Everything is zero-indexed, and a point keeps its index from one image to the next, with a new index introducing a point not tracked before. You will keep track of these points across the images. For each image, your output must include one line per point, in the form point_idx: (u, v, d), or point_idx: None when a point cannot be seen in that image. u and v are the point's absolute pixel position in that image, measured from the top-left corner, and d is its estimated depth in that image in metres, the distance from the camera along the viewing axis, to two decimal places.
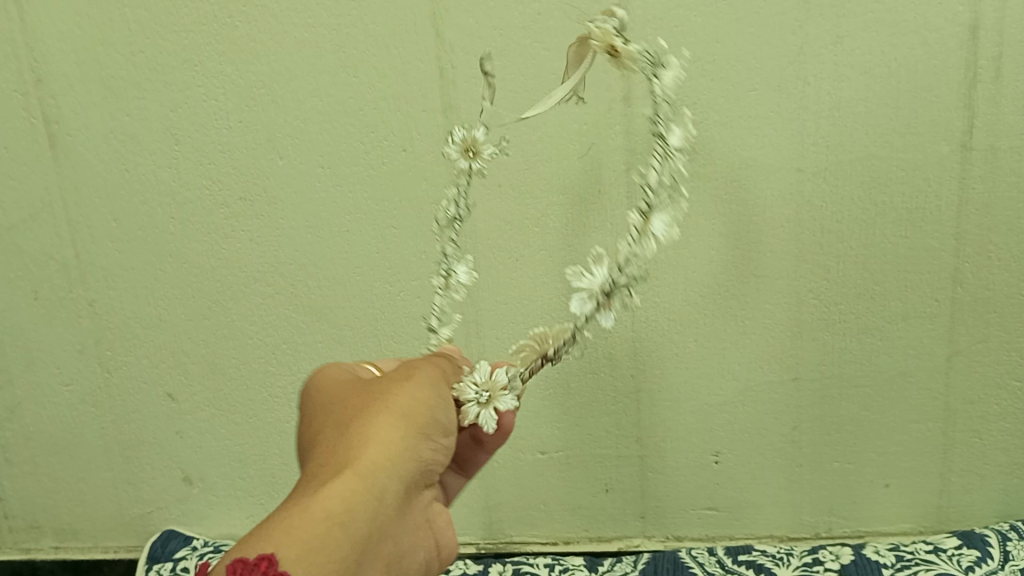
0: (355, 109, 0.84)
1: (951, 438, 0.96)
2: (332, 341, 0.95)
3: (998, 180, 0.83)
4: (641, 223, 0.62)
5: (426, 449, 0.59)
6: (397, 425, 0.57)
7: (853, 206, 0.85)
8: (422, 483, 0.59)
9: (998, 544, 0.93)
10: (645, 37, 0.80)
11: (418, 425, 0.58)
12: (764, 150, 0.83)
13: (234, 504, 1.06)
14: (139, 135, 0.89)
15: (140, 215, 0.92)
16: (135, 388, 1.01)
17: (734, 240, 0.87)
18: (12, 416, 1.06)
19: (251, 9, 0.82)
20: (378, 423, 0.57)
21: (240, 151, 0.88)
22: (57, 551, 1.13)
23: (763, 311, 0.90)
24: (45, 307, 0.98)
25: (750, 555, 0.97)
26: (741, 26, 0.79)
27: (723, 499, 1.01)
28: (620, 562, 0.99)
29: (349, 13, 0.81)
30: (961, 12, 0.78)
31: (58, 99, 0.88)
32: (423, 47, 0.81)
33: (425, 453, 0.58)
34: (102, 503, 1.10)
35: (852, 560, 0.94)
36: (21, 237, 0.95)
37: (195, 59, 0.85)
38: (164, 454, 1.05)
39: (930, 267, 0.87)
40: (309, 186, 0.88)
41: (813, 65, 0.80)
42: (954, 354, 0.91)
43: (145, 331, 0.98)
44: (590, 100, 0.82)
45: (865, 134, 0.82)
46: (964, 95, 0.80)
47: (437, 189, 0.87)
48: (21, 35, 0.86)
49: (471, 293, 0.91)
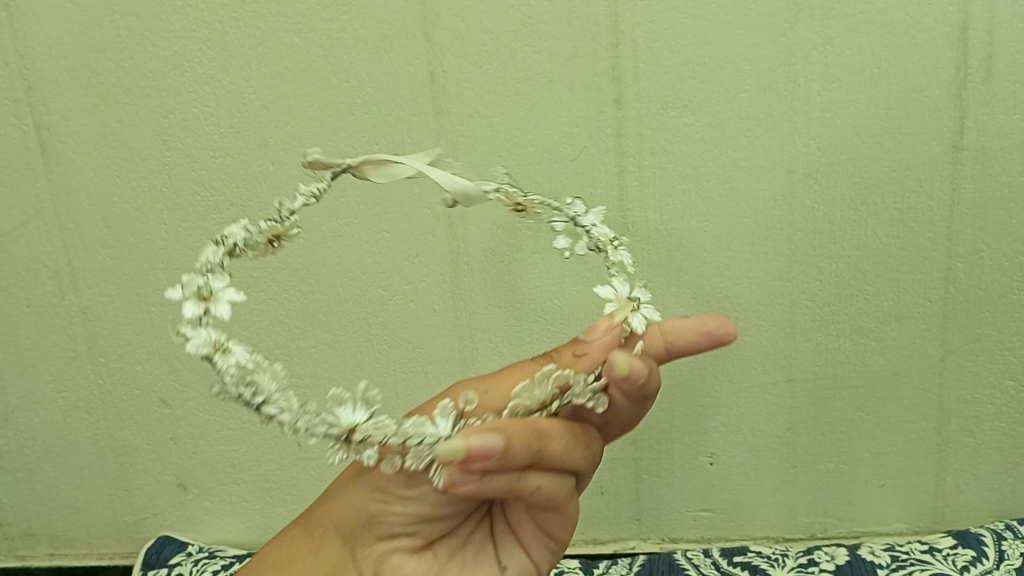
0: (346, 114, 0.84)
1: (945, 437, 0.96)
2: (326, 346, 0.95)
3: (989, 180, 0.83)
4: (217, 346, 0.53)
5: (375, 504, 0.57)
6: (355, 479, 0.60)
7: (845, 206, 0.85)
8: (383, 537, 0.57)
9: (992, 544, 0.93)
10: (635, 39, 0.80)
11: (369, 478, 0.58)
12: (756, 151, 0.83)
13: (228, 510, 1.06)
14: (130, 141, 0.88)
15: (131, 221, 0.92)
16: (128, 394, 1.01)
17: (726, 242, 0.87)
18: (5, 423, 1.05)
19: (242, 15, 0.82)
20: (348, 478, 0.61)
21: (232, 156, 0.87)
22: (52, 557, 1.13)
23: (755, 312, 0.90)
24: (37, 312, 0.98)
25: (746, 556, 0.97)
26: (730, 28, 0.79)
27: (718, 500, 1.01)
28: (614, 565, 0.98)
29: (340, 17, 0.81)
30: (951, 13, 0.78)
31: (49, 106, 0.88)
32: (413, 50, 0.82)
33: (376, 508, 0.57)
34: (97, 510, 1.10)
35: (846, 561, 0.94)
36: (13, 244, 0.95)
37: (186, 65, 0.85)
38: (159, 460, 1.05)
39: (922, 267, 0.87)
40: (301, 191, 0.88)
41: (804, 67, 0.80)
42: (947, 354, 0.91)
43: (137, 337, 0.97)
44: (581, 103, 0.82)
45: (856, 135, 0.82)
46: (955, 94, 0.80)
47: (429, 193, 0.87)
48: (12, 41, 0.86)
49: (463, 297, 0.91)
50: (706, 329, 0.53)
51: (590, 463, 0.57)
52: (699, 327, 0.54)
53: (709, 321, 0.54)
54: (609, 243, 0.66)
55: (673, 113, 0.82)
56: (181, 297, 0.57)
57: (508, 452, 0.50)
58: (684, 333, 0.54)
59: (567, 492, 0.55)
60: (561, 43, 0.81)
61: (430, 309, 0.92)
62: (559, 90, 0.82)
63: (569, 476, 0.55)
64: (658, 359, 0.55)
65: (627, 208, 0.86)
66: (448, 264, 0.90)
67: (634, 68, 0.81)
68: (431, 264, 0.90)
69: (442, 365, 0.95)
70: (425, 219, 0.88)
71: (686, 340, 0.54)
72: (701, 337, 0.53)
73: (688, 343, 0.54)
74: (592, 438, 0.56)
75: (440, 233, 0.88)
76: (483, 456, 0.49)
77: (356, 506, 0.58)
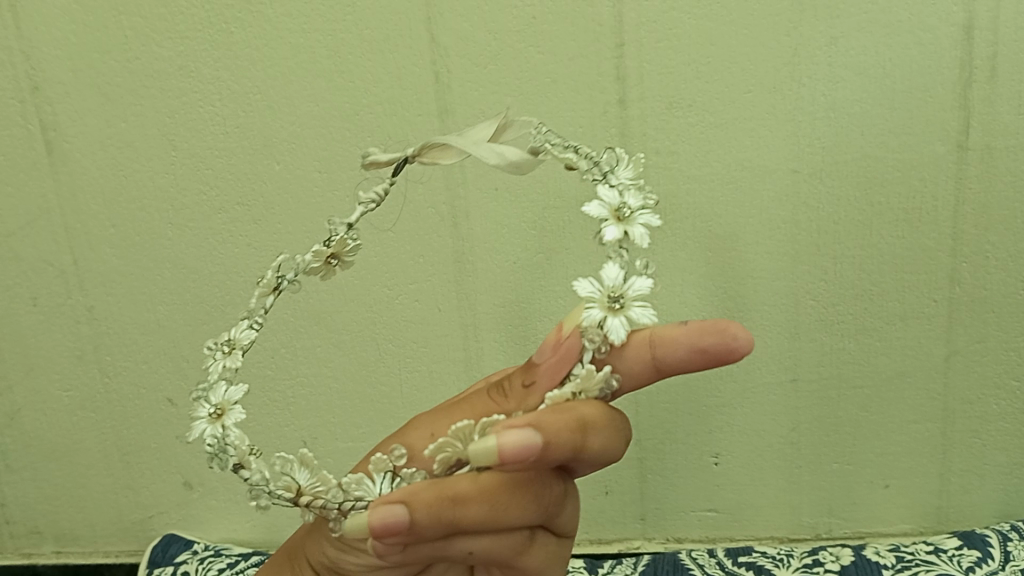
0: (351, 114, 0.85)
1: (950, 437, 0.96)
2: (331, 345, 0.95)
3: (994, 180, 0.83)
4: (214, 409, 0.55)
5: (331, 549, 0.55)
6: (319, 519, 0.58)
7: (850, 205, 0.85)
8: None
9: (998, 544, 0.92)
10: (640, 39, 0.80)
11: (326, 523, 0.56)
12: (760, 151, 0.83)
13: (233, 509, 1.07)
14: (136, 141, 0.89)
15: (137, 221, 0.92)
16: (134, 393, 1.01)
17: (731, 242, 0.87)
18: (11, 423, 1.06)
19: (247, 16, 0.83)
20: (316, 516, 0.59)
21: (237, 156, 0.88)
22: (58, 556, 1.13)
23: (761, 312, 0.90)
24: (44, 312, 0.99)
25: (750, 556, 0.96)
26: (735, 27, 0.79)
27: (723, 500, 1.01)
28: (619, 565, 0.98)
29: (345, 17, 0.82)
30: (955, 12, 0.78)
31: (55, 106, 0.89)
32: (418, 51, 0.82)
33: (334, 555, 0.55)
34: (102, 509, 1.10)
35: (851, 562, 0.93)
36: (20, 243, 0.95)
37: (192, 65, 0.85)
38: (164, 458, 1.05)
39: (927, 266, 0.87)
40: (306, 190, 0.88)
41: (808, 66, 0.80)
42: (952, 354, 0.91)
43: (143, 336, 0.98)
44: (585, 103, 0.82)
45: (860, 135, 0.82)
46: (960, 94, 0.80)
47: (434, 193, 0.87)
48: (18, 42, 0.87)
49: (468, 296, 0.91)
50: (701, 347, 0.44)
51: (543, 515, 0.52)
52: (692, 344, 0.44)
53: (705, 334, 0.44)
54: (617, 213, 0.50)
55: (676, 113, 0.82)
56: (209, 354, 0.60)
57: (414, 527, 0.48)
58: (675, 347, 0.44)
59: (516, 546, 0.52)
60: (564, 43, 0.81)
61: (435, 309, 0.92)
62: (561, 90, 0.82)
63: (516, 531, 0.51)
64: (649, 374, 0.46)
65: None
66: (452, 264, 0.90)
67: (638, 68, 0.81)
68: (435, 263, 0.90)
69: (447, 364, 0.95)
70: (430, 219, 0.88)
71: (675, 356, 0.45)
72: (693, 354, 0.44)
73: (678, 361, 0.45)
74: (543, 489, 0.51)
75: (445, 233, 0.88)
76: (389, 533, 0.48)
77: (317, 549, 0.57)
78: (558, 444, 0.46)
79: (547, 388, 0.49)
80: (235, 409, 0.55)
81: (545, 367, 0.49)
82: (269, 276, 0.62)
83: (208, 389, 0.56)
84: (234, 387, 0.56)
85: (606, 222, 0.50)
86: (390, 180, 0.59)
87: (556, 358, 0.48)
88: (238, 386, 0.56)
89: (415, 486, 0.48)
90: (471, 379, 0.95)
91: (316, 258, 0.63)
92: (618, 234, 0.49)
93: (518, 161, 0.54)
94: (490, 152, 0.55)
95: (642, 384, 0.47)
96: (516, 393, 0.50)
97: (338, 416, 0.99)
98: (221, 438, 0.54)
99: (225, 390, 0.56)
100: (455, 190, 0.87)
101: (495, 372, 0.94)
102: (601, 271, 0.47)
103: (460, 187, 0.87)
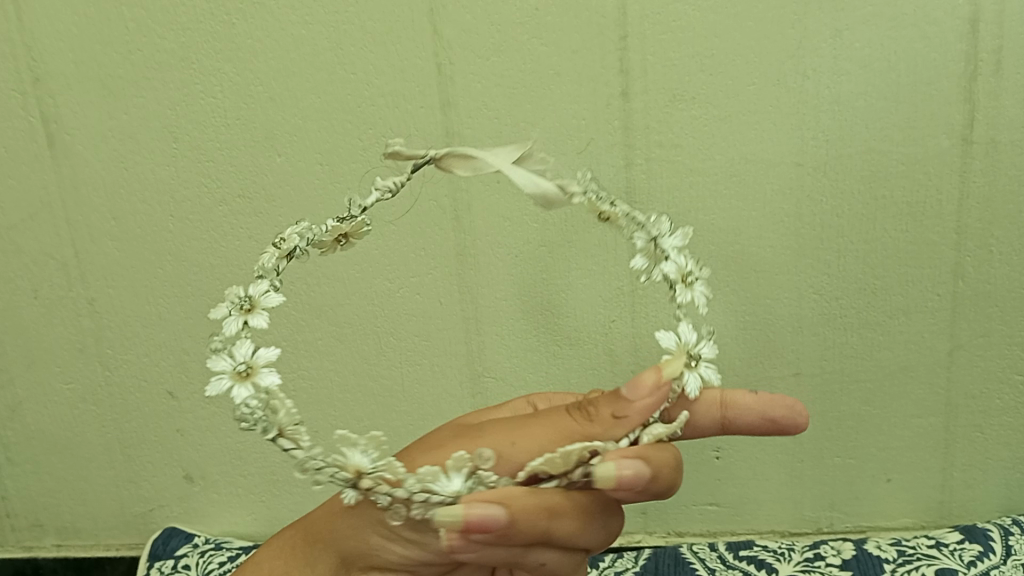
0: (353, 107, 0.84)
1: (952, 432, 0.96)
2: (332, 338, 0.95)
3: (999, 174, 0.83)
4: (243, 367, 0.51)
5: (376, 538, 0.52)
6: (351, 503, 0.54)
7: (853, 199, 0.84)
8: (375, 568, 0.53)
9: (1000, 539, 0.92)
10: (643, 32, 0.80)
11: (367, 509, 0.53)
12: (762, 145, 0.83)
13: (234, 502, 1.07)
14: (137, 133, 0.89)
15: (139, 213, 0.92)
16: (135, 386, 1.01)
17: (734, 235, 0.87)
18: (12, 415, 1.06)
19: (249, 7, 0.82)
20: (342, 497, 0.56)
21: (238, 149, 0.87)
22: (59, 549, 1.13)
23: (763, 306, 0.90)
24: (45, 305, 0.98)
25: (752, 550, 0.96)
26: (738, 20, 0.79)
27: (724, 494, 1.01)
28: (620, 558, 0.98)
29: (347, 9, 0.81)
30: (961, 6, 0.77)
31: (57, 99, 0.88)
32: (420, 43, 0.82)
33: (376, 543, 0.52)
34: (104, 501, 1.10)
35: (853, 556, 0.93)
36: (21, 236, 0.95)
37: (193, 57, 0.85)
38: (165, 452, 1.05)
39: (931, 260, 0.87)
40: (307, 183, 0.88)
41: (811, 59, 0.80)
42: (955, 348, 0.91)
43: (144, 330, 0.98)
44: (587, 96, 0.82)
45: (864, 128, 0.82)
46: (964, 87, 0.80)
47: (437, 187, 0.87)
48: (18, 33, 0.86)
49: (470, 289, 0.91)
50: (771, 418, 0.51)
51: (604, 539, 0.52)
52: (762, 412, 0.51)
53: (775, 405, 0.50)
54: (685, 278, 0.57)
55: (680, 106, 0.82)
56: (223, 315, 0.57)
57: (505, 529, 0.46)
58: (747, 412, 0.51)
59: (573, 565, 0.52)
60: (567, 36, 0.80)
61: (436, 302, 0.92)
62: (565, 84, 0.82)
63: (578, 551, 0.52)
64: (713, 430, 0.52)
65: (633, 202, 0.85)
66: (454, 257, 0.89)
67: (642, 61, 0.81)
68: (437, 257, 0.90)
69: (449, 358, 0.95)
70: (432, 212, 0.88)
71: (745, 421, 0.51)
72: (763, 422, 0.51)
73: (746, 424, 0.51)
74: (609, 516, 0.52)
75: (447, 226, 0.88)
76: (480, 529, 0.46)
77: (352, 536, 0.53)
78: (660, 479, 0.49)
79: (640, 421, 0.50)
80: (268, 372, 0.51)
81: (644, 404, 0.50)
82: (290, 240, 0.64)
83: (230, 349, 0.53)
84: (264, 349, 0.52)
85: (676, 284, 0.57)
86: (410, 174, 0.64)
87: (654, 398, 0.50)
88: (268, 348, 0.52)
89: (509, 490, 0.47)
90: (473, 372, 0.95)
91: (331, 233, 0.67)
92: (687, 298, 0.57)
93: (550, 196, 0.62)
94: (525, 180, 0.62)
95: (700, 437, 0.52)
96: (603, 419, 0.50)
97: (339, 410, 0.98)
98: (261, 404, 0.49)
99: (253, 351, 0.52)
100: (457, 182, 0.87)
101: (497, 365, 0.94)
102: (681, 327, 0.53)
103: (461, 180, 0.86)
